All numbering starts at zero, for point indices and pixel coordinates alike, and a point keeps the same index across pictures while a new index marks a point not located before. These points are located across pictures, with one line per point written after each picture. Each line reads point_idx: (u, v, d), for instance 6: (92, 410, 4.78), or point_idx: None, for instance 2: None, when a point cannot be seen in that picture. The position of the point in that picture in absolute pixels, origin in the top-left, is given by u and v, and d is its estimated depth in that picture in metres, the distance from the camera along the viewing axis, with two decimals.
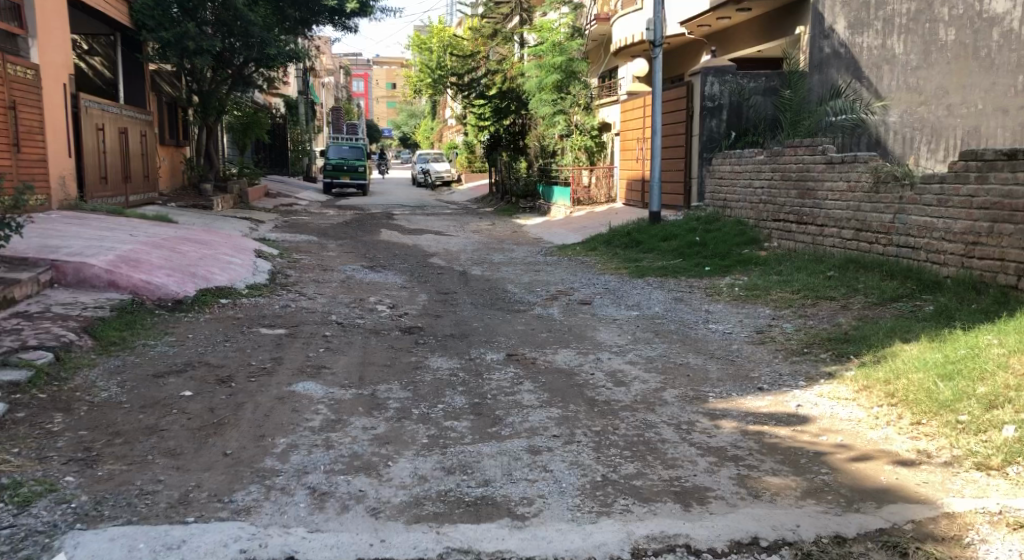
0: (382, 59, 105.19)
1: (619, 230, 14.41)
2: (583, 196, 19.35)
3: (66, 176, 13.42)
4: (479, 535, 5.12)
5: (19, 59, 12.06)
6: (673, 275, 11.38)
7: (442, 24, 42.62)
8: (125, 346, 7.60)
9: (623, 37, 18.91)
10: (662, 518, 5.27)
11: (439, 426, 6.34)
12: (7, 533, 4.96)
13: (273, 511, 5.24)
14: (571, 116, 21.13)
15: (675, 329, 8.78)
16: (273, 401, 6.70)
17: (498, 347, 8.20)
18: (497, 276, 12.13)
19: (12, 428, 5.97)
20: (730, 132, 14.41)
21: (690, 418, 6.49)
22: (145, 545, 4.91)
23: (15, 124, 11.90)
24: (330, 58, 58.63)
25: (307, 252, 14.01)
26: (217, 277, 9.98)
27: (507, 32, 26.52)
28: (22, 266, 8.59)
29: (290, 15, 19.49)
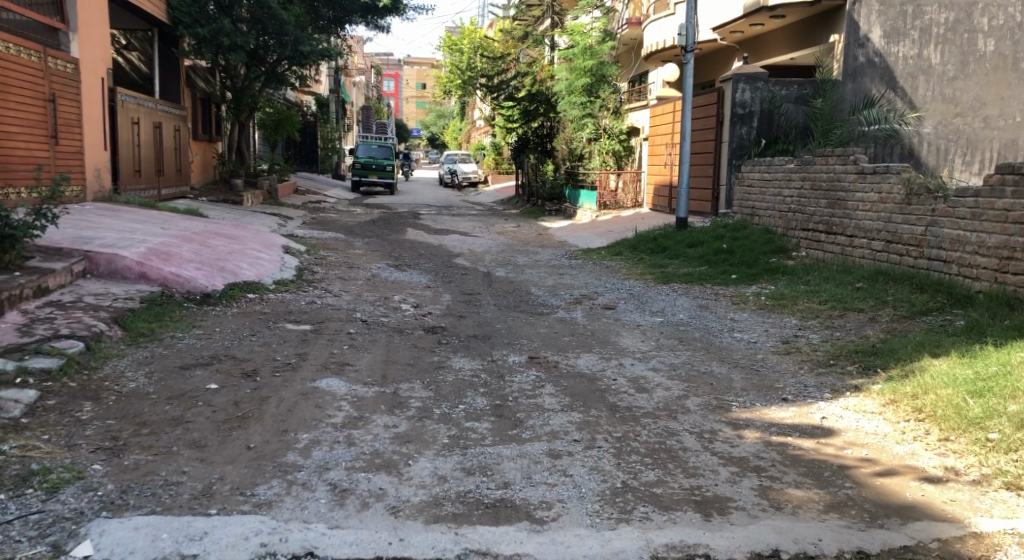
0: (412, 58, 105.50)
1: (645, 235, 14.36)
2: (610, 201, 19.32)
3: (101, 168, 13.59)
4: (497, 537, 5.12)
5: (60, 53, 12.25)
6: (698, 282, 11.33)
7: (473, 26, 42.64)
8: (153, 338, 7.67)
9: (654, 42, 18.83)
10: (681, 527, 5.24)
11: (460, 426, 6.35)
12: (36, 519, 5.02)
13: (294, 506, 5.27)
14: (599, 120, 21.12)
15: (700, 337, 8.73)
16: (296, 396, 6.74)
17: (520, 350, 8.20)
18: (521, 279, 12.12)
19: (43, 415, 6.05)
20: (760, 138, 14.31)
21: (711, 427, 6.46)
22: (168, 535, 4.95)
23: (54, 116, 12.06)
24: (361, 56, 58.78)
25: (333, 249, 14.09)
26: (245, 272, 10.05)
27: (539, 35, 26.49)
28: (56, 256, 8.70)
29: (324, 15, 19.69)
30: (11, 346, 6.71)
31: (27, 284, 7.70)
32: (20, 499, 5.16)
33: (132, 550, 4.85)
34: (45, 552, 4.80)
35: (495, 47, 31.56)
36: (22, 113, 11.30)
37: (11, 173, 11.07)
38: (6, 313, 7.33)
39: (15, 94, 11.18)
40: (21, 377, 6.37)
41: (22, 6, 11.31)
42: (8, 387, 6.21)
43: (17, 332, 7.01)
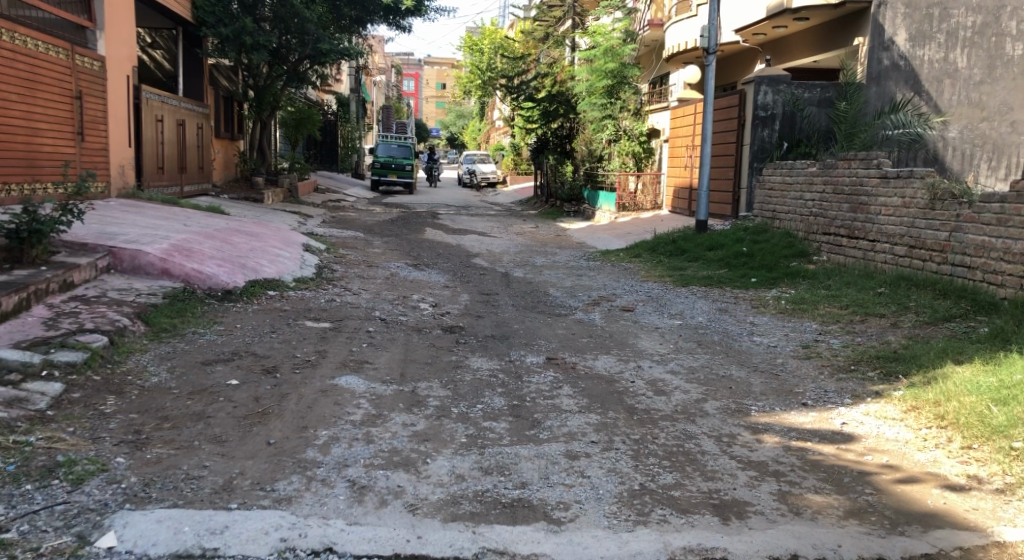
0: (434, 58, 105.47)
1: (664, 237, 14.33)
2: (629, 202, 19.28)
3: (125, 165, 13.69)
4: (514, 537, 5.13)
5: (87, 51, 12.36)
6: (718, 285, 11.29)
7: (494, 26, 42.65)
8: (175, 333, 7.75)
9: (676, 43, 18.74)
10: (699, 530, 5.24)
11: (477, 426, 6.37)
12: (61, 510, 5.07)
13: (313, 502, 5.30)
14: (620, 121, 21.08)
15: (719, 340, 8.72)
16: (316, 393, 6.77)
17: (538, 350, 8.22)
18: (539, 279, 12.13)
19: (68, 407, 6.12)
20: (782, 142, 14.30)
21: (730, 431, 6.44)
22: (189, 529, 4.98)
23: (81, 112, 12.18)
24: (382, 56, 58.81)
25: (352, 247, 14.16)
26: (266, 269, 10.11)
27: (559, 36, 26.42)
28: (81, 251, 8.79)
29: (345, 15, 19.79)
30: (37, 339, 6.77)
31: (54, 278, 7.78)
32: (46, 490, 5.22)
33: (155, 542, 4.88)
34: (70, 543, 4.84)
35: (516, 47, 31.58)
36: (50, 111, 11.41)
37: (39, 168, 11.18)
38: (32, 307, 7.41)
39: (42, 92, 11.27)
40: (47, 370, 6.43)
41: (51, 5, 11.47)
42: (34, 380, 6.28)
43: (42, 325, 7.09)
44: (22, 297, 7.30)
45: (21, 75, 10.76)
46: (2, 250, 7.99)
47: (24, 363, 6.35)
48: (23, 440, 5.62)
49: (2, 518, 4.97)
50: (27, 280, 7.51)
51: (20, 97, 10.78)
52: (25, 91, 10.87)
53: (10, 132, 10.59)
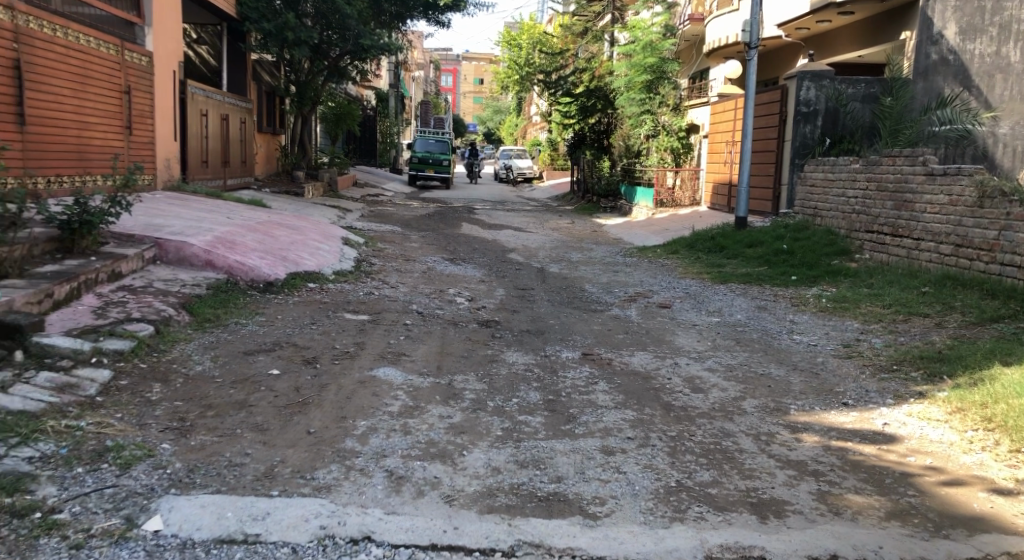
0: (472, 54, 105.63)
1: (702, 233, 14.25)
2: (667, 198, 19.19)
3: (171, 159, 13.92)
4: (550, 530, 5.16)
5: (136, 47, 12.58)
6: (757, 282, 11.21)
7: (533, 20, 42.60)
8: (218, 324, 7.88)
9: (717, 38, 18.66)
10: (736, 528, 5.23)
11: (512, 420, 6.41)
12: (111, 493, 5.20)
13: (352, 491, 5.38)
14: (658, 117, 21.00)
15: (758, 338, 8.67)
16: (354, 384, 6.86)
17: (573, 346, 8.23)
18: (576, 275, 12.13)
19: (116, 394, 6.26)
20: (824, 138, 14.18)
21: (769, 430, 6.41)
22: (232, 514, 5.08)
23: (129, 107, 12.42)
24: (421, 51, 59.04)
25: (391, 242, 14.27)
26: (306, 262, 10.24)
27: (598, 30, 26.35)
28: (129, 242, 8.98)
29: (386, 10, 19.92)
30: (87, 327, 6.95)
31: (103, 269, 7.95)
32: (96, 473, 5.34)
33: (199, 527, 4.98)
34: (119, 525, 4.96)
35: (554, 42, 31.56)
36: (100, 105, 11.64)
37: (90, 161, 11.41)
38: (82, 296, 7.58)
39: (93, 86, 11.49)
40: (96, 356, 6.60)
41: (102, 1, 11.70)
42: (85, 367, 6.43)
43: (91, 313, 7.26)
44: (73, 286, 7.47)
45: (73, 70, 10.98)
46: (54, 240, 8.19)
47: (75, 350, 6.51)
48: (74, 424, 5.76)
49: (55, 499, 5.09)
50: (78, 270, 7.68)
51: (72, 91, 11.01)
52: (77, 85, 11.10)
53: (63, 125, 10.82)
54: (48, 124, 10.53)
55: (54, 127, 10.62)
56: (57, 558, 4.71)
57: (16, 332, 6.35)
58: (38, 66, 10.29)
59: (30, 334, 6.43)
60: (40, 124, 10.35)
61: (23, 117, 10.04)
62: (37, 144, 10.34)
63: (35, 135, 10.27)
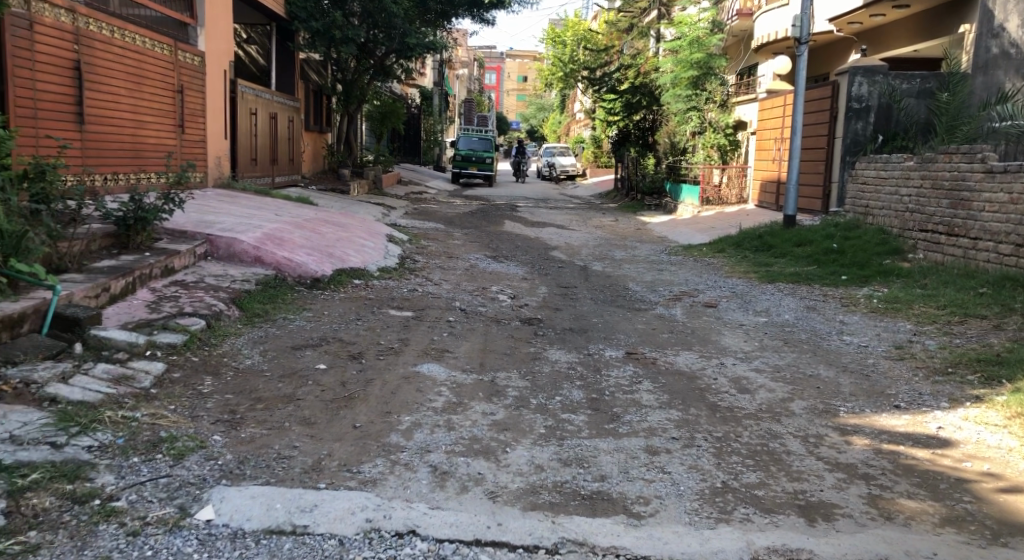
0: (515, 52, 105.67)
1: (750, 232, 14.07)
2: (713, 196, 19.00)
3: (221, 157, 14.09)
4: (594, 528, 5.11)
5: (188, 47, 12.75)
6: (806, 282, 11.04)
7: (578, 18, 42.41)
8: (267, 318, 7.95)
9: (765, 34, 18.45)
10: (784, 530, 5.14)
11: (556, 418, 6.37)
12: (165, 482, 5.25)
13: (397, 485, 5.38)
14: (705, 114, 20.82)
15: (807, 339, 8.52)
16: (399, 379, 6.87)
17: (617, 344, 8.17)
18: (620, 273, 12.05)
19: (170, 386, 6.33)
20: (877, 135, 13.92)
21: (818, 432, 6.29)
22: (281, 506, 5.10)
23: (182, 106, 12.59)
24: (465, 49, 59.15)
25: (434, 239, 14.31)
26: (352, 259, 10.30)
27: (644, 27, 26.15)
28: (181, 238, 9.11)
29: (431, 9, 19.96)
30: (141, 321, 7.06)
31: (157, 264, 8.06)
32: (150, 463, 5.40)
33: (249, 517, 5.01)
34: (173, 513, 5.00)
35: (599, 39, 31.38)
36: (154, 105, 11.81)
37: (145, 159, 11.58)
38: (137, 291, 7.69)
39: (148, 86, 11.68)
40: (150, 350, 6.69)
41: (156, 3, 11.88)
42: (139, 359, 6.53)
43: (146, 307, 7.37)
44: (129, 281, 7.58)
45: (128, 70, 11.15)
46: (111, 236, 8.35)
47: (130, 342, 6.61)
48: (129, 415, 5.83)
49: (112, 487, 5.15)
50: (133, 265, 7.80)
51: (128, 90, 11.19)
52: (133, 85, 11.29)
53: (119, 124, 10.99)
54: (106, 124, 10.70)
55: (112, 126, 10.80)
56: (114, 545, 4.76)
57: (75, 325, 6.57)
58: (96, 67, 10.47)
59: (88, 327, 6.61)
60: (98, 123, 10.52)
61: (82, 116, 10.21)
62: (96, 142, 10.51)
63: (93, 134, 10.43)
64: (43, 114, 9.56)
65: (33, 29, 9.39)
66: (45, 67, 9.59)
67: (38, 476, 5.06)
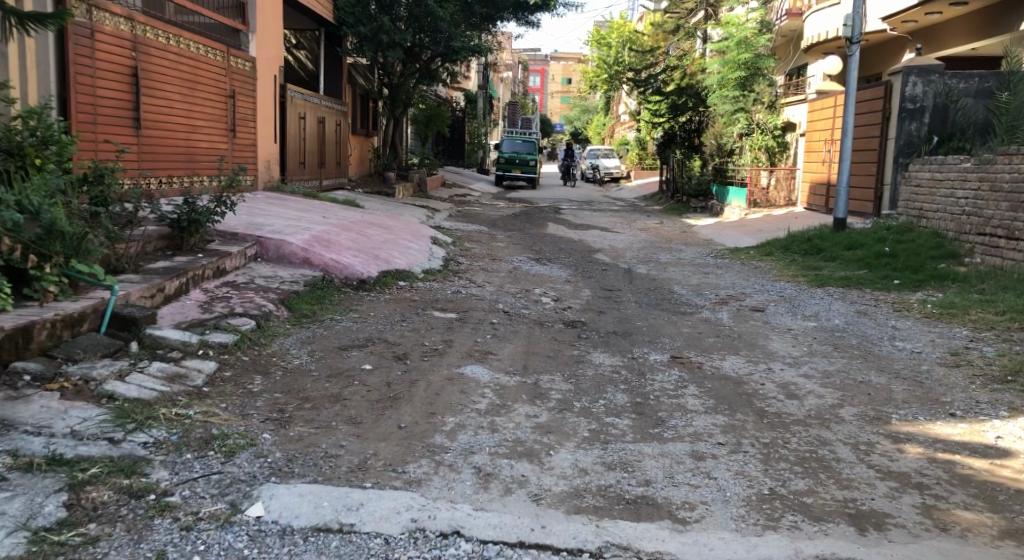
0: (560, 54, 105.58)
1: (798, 235, 13.85)
2: (761, 198, 18.78)
3: (270, 160, 14.24)
4: (639, 533, 5.04)
5: (240, 52, 12.91)
6: (856, 286, 10.84)
7: (623, 19, 42.21)
8: (314, 319, 7.99)
9: (815, 33, 18.23)
10: (834, 539, 5.03)
11: (600, 421, 6.31)
12: (216, 479, 5.29)
13: (441, 486, 5.36)
14: (752, 115, 20.33)
15: (857, 344, 8.35)
16: (443, 381, 6.86)
17: (662, 348, 8.08)
18: (665, 276, 11.94)
19: (221, 385, 6.39)
20: (931, 136, 13.58)
21: (869, 439, 6.15)
22: (328, 504, 5.11)
23: (233, 111, 12.74)
24: (510, 52, 59.23)
25: (478, 241, 14.30)
26: (397, 260, 10.33)
27: (691, 27, 25.90)
28: (232, 240, 9.22)
29: (477, 13, 19.96)
30: (193, 321, 7.15)
31: (209, 265, 8.15)
32: (203, 460, 5.44)
33: (297, 515, 5.03)
34: (224, 510, 5.03)
35: (646, 40, 31.18)
36: (207, 110, 11.97)
37: (197, 163, 11.73)
38: (190, 291, 7.79)
39: (201, 91, 11.84)
40: (203, 349, 6.76)
41: (210, 10, 12.04)
42: (192, 358, 6.60)
43: (198, 308, 7.46)
44: (182, 281, 7.67)
45: (183, 76, 11.31)
46: (165, 238, 8.47)
47: (184, 342, 6.69)
48: (183, 412, 5.89)
49: (167, 483, 5.20)
50: (186, 266, 7.90)
51: (182, 96, 11.35)
52: (186, 91, 11.45)
53: (174, 129, 11.15)
54: (161, 128, 10.86)
55: (166, 131, 10.96)
56: (169, 538, 4.80)
57: (131, 324, 6.63)
58: (153, 73, 10.63)
59: (143, 326, 6.70)
60: (154, 128, 10.67)
61: (139, 121, 10.37)
62: (152, 147, 10.67)
63: (149, 139, 10.59)
64: (102, 119, 9.73)
65: (94, 37, 9.57)
66: (104, 74, 9.76)
67: (96, 470, 5.12)
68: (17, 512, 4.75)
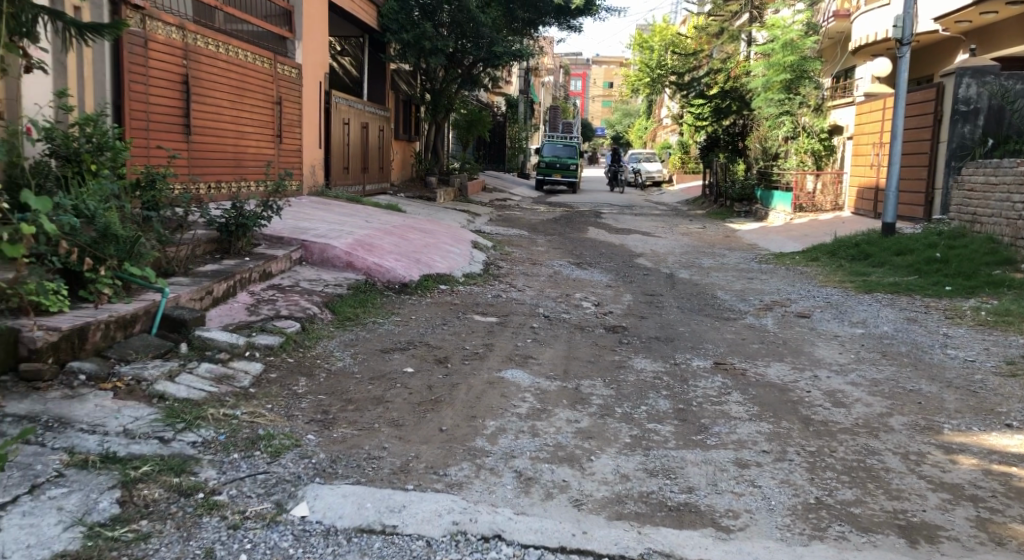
0: (602, 58, 105.38)
1: (845, 240, 13.62)
2: (807, 203, 18.51)
3: (316, 165, 14.34)
4: (681, 540, 4.95)
5: (286, 59, 13.02)
6: (906, 292, 10.62)
7: (666, 22, 41.97)
8: (357, 322, 8.01)
9: (864, 36, 17.86)
10: (884, 551, 4.89)
11: (642, 427, 6.22)
12: (263, 478, 5.29)
13: (482, 489, 5.32)
14: (798, 118, 20.23)
15: (907, 352, 8.17)
16: (484, 384, 6.82)
17: (705, 355, 7.96)
18: (707, 282, 11.80)
19: (267, 386, 6.42)
20: (986, 138, 13.33)
21: (920, 449, 5.99)
22: (371, 505, 5.09)
23: (280, 117, 12.86)
24: (551, 56, 59.23)
25: (518, 245, 14.26)
26: (439, 264, 10.33)
27: (735, 30, 25.63)
28: (278, 243, 9.28)
29: (519, 17, 19.97)
30: (241, 323, 7.21)
31: (256, 268, 8.20)
32: (249, 460, 5.45)
33: (341, 515, 5.01)
34: (270, 509, 5.04)
35: (689, 43, 30.93)
36: (255, 116, 12.09)
37: (245, 168, 11.84)
38: (237, 294, 7.85)
39: (249, 97, 11.96)
40: (249, 351, 6.80)
41: (257, 18, 12.19)
42: (239, 360, 6.64)
43: (245, 310, 7.52)
44: (230, 284, 7.73)
45: (231, 83, 11.44)
46: (213, 242, 8.55)
47: (231, 343, 6.73)
48: (230, 412, 5.92)
49: (215, 482, 5.21)
50: (234, 269, 7.96)
51: (231, 102, 11.47)
52: (235, 98, 11.57)
53: (223, 135, 11.27)
54: (211, 135, 10.99)
55: (216, 138, 11.08)
56: (216, 536, 4.80)
57: (182, 326, 6.70)
58: (203, 81, 10.77)
59: (193, 328, 6.76)
60: (204, 134, 10.80)
61: (189, 128, 10.50)
62: (202, 153, 10.79)
63: (199, 145, 10.72)
64: (154, 126, 9.87)
65: (147, 46, 9.72)
66: (157, 81, 9.91)
67: (148, 468, 5.15)
68: (74, 507, 4.78)
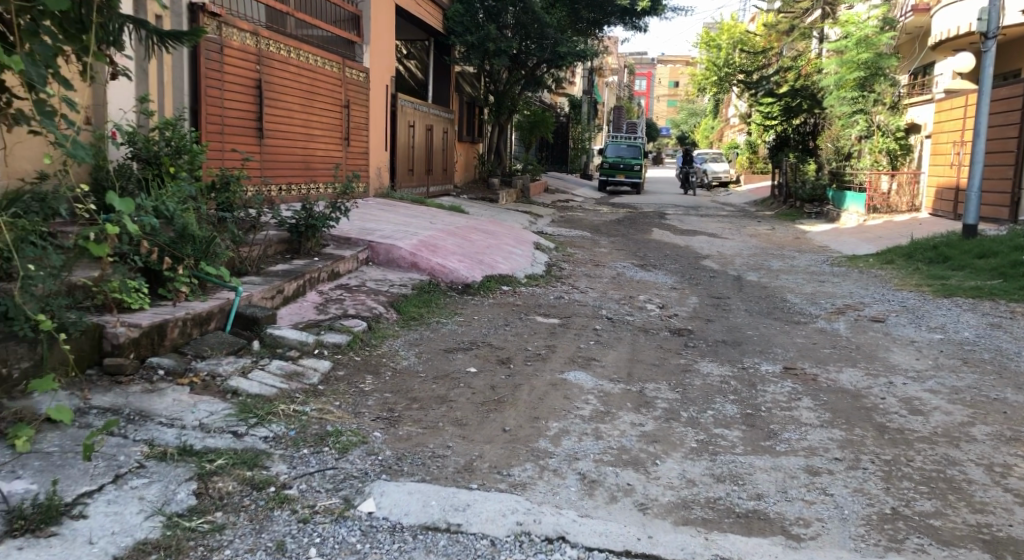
0: (667, 58, 104.36)
1: (922, 243, 13.18)
2: (880, 205, 17.98)
3: (382, 167, 14.42)
4: (750, 548, 4.78)
5: (354, 63, 13.10)
6: (988, 297, 10.20)
7: (734, 21, 41.31)
8: (422, 321, 7.97)
9: (944, 30, 17.35)
10: None
11: (708, 432, 6.04)
12: (330, 474, 5.27)
13: (546, 491, 5.22)
14: (872, 117, 19.53)
15: (990, 359, 7.81)
16: (547, 385, 6.72)
17: (775, 359, 7.73)
18: (776, 284, 11.51)
19: (335, 384, 6.41)
20: None
21: (1005, 461, 5.70)
22: (436, 503, 5.02)
23: (348, 120, 12.94)
24: (616, 56, 58.87)
25: (581, 246, 14.12)
26: (502, 266, 10.26)
27: (806, 28, 25.06)
28: (345, 244, 9.32)
29: (584, 17, 19.88)
30: (310, 322, 7.25)
31: (324, 268, 8.24)
32: (319, 455, 5.44)
33: (406, 512, 4.95)
34: (337, 504, 5.00)
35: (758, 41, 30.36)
36: (324, 120, 12.19)
37: (314, 171, 11.94)
38: (306, 293, 7.88)
39: (320, 101, 12.06)
40: (318, 348, 6.82)
41: (327, 23, 12.30)
42: (308, 357, 6.65)
43: (314, 309, 7.55)
44: (299, 284, 7.77)
45: (302, 87, 11.54)
46: (285, 242, 8.62)
47: (301, 341, 6.74)
48: (299, 409, 5.92)
49: (285, 476, 5.20)
50: (303, 269, 8.00)
51: (302, 106, 11.58)
52: (306, 102, 11.67)
53: (294, 138, 11.38)
54: (282, 138, 11.10)
55: (287, 141, 11.19)
56: (287, 529, 4.78)
57: (254, 324, 6.77)
58: (275, 85, 10.88)
59: (265, 326, 6.82)
60: (276, 137, 10.91)
61: (262, 131, 10.61)
62: (273, 156, 10.91)
63: (271, 148, 10.83)
64: (228, 130, 10.00)
65: (223, 52, 9.85)
66: (232, 86, 10.03)
67: (222, 461, 5.16)
68: (154, 497, 4.80)
